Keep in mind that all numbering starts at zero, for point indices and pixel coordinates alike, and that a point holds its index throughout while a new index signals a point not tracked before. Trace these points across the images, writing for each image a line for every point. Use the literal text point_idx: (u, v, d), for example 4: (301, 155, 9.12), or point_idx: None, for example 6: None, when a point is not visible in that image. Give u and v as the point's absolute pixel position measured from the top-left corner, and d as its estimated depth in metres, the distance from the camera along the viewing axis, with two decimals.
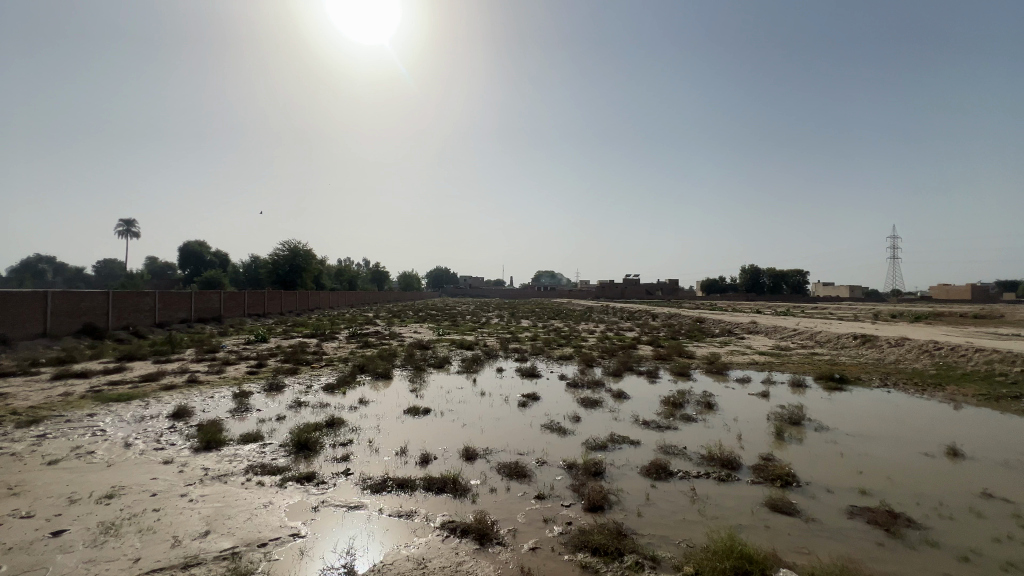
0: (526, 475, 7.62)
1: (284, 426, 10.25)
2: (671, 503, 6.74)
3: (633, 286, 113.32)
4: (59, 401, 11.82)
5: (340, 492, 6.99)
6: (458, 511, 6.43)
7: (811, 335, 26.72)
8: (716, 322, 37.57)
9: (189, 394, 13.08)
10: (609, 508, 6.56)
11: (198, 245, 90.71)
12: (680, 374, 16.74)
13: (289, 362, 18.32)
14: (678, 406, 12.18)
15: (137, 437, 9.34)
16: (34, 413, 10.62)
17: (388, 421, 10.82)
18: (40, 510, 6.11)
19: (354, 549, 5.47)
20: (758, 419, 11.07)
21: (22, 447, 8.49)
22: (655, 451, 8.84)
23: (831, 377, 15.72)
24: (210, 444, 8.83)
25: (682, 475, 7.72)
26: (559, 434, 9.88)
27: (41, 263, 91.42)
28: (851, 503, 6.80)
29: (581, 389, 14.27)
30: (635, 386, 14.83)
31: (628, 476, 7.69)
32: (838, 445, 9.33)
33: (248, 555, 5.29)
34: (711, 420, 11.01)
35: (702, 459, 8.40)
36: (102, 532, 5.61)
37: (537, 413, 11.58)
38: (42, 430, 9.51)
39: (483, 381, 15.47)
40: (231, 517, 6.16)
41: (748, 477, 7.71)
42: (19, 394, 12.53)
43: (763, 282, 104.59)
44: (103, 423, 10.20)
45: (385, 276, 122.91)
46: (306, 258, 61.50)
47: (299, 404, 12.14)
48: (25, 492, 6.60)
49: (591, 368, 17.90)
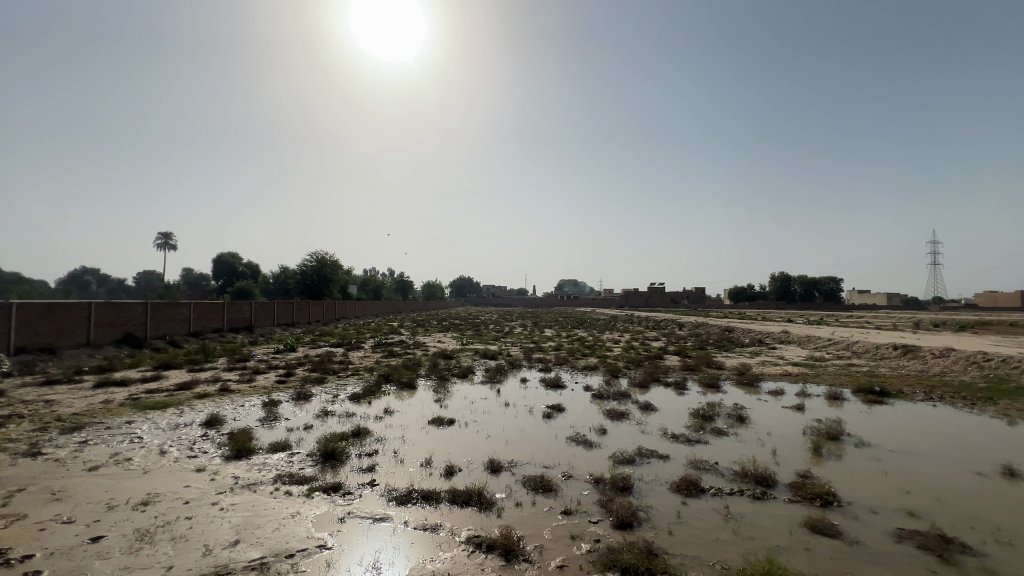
0: (552, 490, 7.47)
1: (311, 436, 10.38)
2: (703, 521, 6.50)
3: (657, 294, 111.67)
4: (101, 408, 12.33)
5: (365, 503, 7.00)
6: (484, 526, 6.34)
7: (847, 345, 25.66)
8: (746, 331, 36.40)
9: (221, 402, 13.41)
10: (638, 525, 6.37)
11: (231, 256, 94.27)
12: (709, 386, 16.27)
13: (316, 371, 18.67)
14: (708, 420, 11.79)
15: (171, 444, 9.62)
16: (77, 420, 11.03)
17: (413, 431, 10.85)
18: (81, 515, 6.31)
19: (381, 562, 5.45)
20: (794, 434, 10.63)
21: (65, 453, 8.85)
22: (686, 466, 8.56)
23: (871, 389, 15.03)
24: (241, 453, 9.00)
25: (714, 491, 7.45)
26: (585, 447, 9.70)
27: (86, 275, 96.11)
28: (898, 525, 6.41)
29: (606, 401, 14.02)
30: (662, 398, 14.47)
31: (658, 492, 7.46)
32: (882, 462, 8.86)
33: (276, 566, 5.33)
34: (743, 434, 10.61)
35: (735, 476, 8.07)
36: (138, 539, 5.74)
37: (562, 425, 11.42)
38: (84, 436, 9.90)
39: (507, 391, 15.38)
40: (260, 526, 6.23)
41: (785, 495, 7.37)
42: (63, 401, 13.06)
43: (793, 290, 102.21)
44: (140, 430, 10.54)
45: (409, 286, 124.75)
46: (333, 268, 62.94)
47: (326, 413, 12.27)
48: (67, 498, 6.83)
49: (617, 379, 17.58)
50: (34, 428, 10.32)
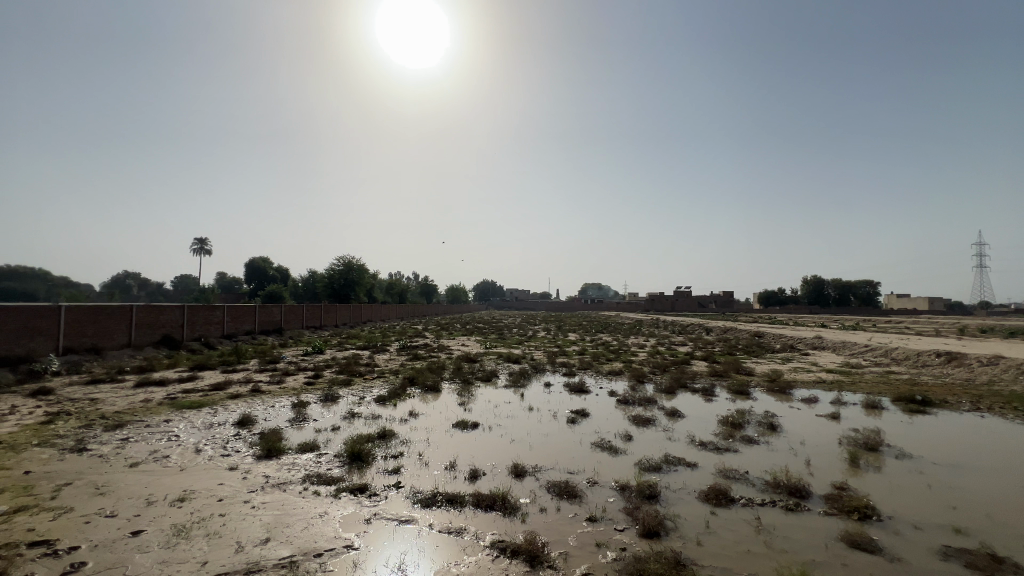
0: (577, 496, 7.40)
1: (338, 437, 10.57)
2: (733, 532, 6.31)
3: (684, 298, 109.48)
4: (141, 406, 12.86)
5: (391, 504, 7.09)
6: (508, 531, 6.32)
7: (886, 351, 24.58)
8: (776, 336, 35.26)
9: (252, 403, 13.80)
10: (665, 535, 6.24)
11: (263, 261, 97.53)
12: (739, 392, 15.84)
13: (343, 373, 19.04)
14: (737, 428, 11.47)
15: (206, 443, 9.93)
16: (119, 418, 11.54)
17: (437, 434, 10.92)
18: (123, 509, 6.58)
19: (406, 563, 5.50)
20: (829, 444, 10.24)
21: (108, 449, 9.26)
22: (715, 475, 8.34)
23: (912, 398, 14.34)
24: (271, 453, 9.25)
25: (745, 502, 7.24)
26: (610, 453, 9.57)
27: (128, 279, 100.76)
28: (943, 543, 6.09)
29: (632, 406, 13.82)
30: (690, 404, 14.16)
31: (686, 501, 7.29)
32: (925, 475, 8.44)
33: (304, 565, 5.44)
34: (775, 443, 10.29)
35: (766, 486, 7.82)
36: (175, 534, 5.95)
37: (587, 431, 11.30)
38: (125, 434, 10.34)
39: (532, 396, 15.31)
40: (290, 525, 6.37)
41: (820, 508, 7.10)
42: (106, 400, 13.67)
43: (827, 295, 98.79)
44: (177, 428, 10.94)
45: (433, 290, 126.05)
46: (359, 272, 64.11)
47: (353, 415, 12.48)
48: (110, 492, 7.15)
49: (643, 384, 17.27)
50: (81, 425, 10.85)
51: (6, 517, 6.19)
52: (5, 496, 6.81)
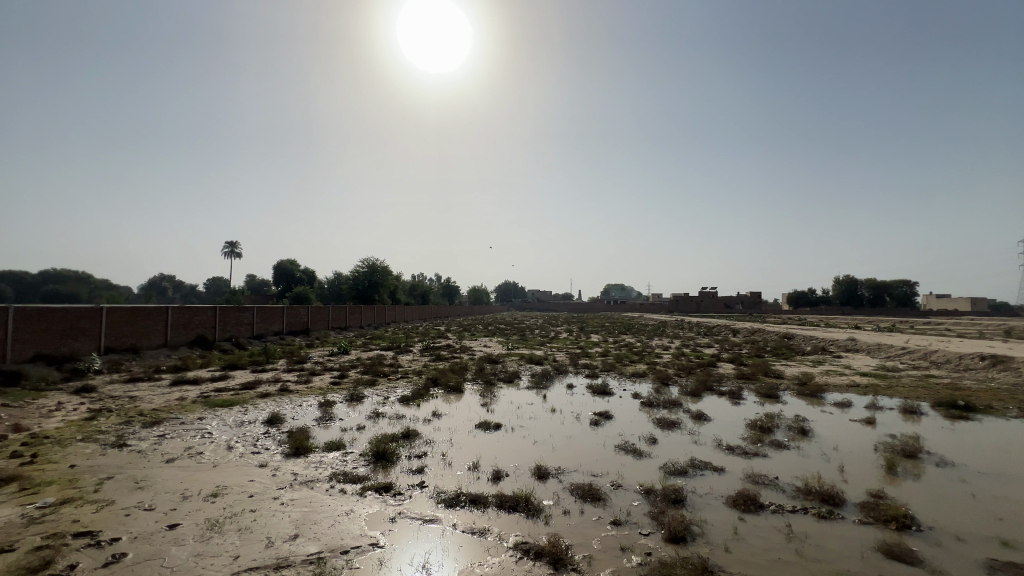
0: (601, 499, 7.33)
1: (363, 436, 10.75)
2: (763, 539, 6.15)
3: (710, 299, 107.24)
4: (176, 404, 13.34)
5: (415, 504, 7.16)
6: (531, 533, 6.30)
7: (925, 355, 23.51)
8: (807, 338, 34.17)
9: (281, 402, 14.16)
10: (692, 540, 6.12)
11: (290, 263, 100.11)
12: (767, 396, 15.44)
13: (368, 373, 19.36)
14: (766, 432, 11.16)
15: (237, 441, 10.24)
16: (156, 415, 12.01)
17: (460, 434, 10.98)
18: (160, 503, 6.84)
19: (430, 563, 5.54)
20: (864, 450, 9.88)
21: (146, 445, 9.64)
22: (742, 480, 8.14)
23: (954, 404, 13.69)
24: (299, 450, 9.48)
25: (775, 508, 7.04)
26: (634, 456, 9.45)
27: (164, 282, 104.67)
28: (989, 555, 5.80)
29: (656, 409, 13.63)
30: (716, 407, 13.87)
31: (713, 506, 7.14)
32: (968, 484, 8.05)
33: (332, 561, 5.53)
34: (806, 448, 9.98)
35: (797, 493, 7.60)
36: (209, 528, 6.15)
37: (610, 433, 11.20)
38: (162, 430, 10.76)
39: (554, 397, 15.27)
40: (317, 522, 6.51)
41: (855, 516, 6.85)
42: (144, 397, 14.24)
43: (861, 295, 95.37)
44: (210, 426, 11.32)
45: (455, 291, 127.53)
46: (383, 274, 65.18)
47: (377, 415, 12.67)
48: (148, 486, 7.44)
49: (667, 387, 16.98)
50: (121, 421, 11.33)
51: (52, 508, 6.50)
52: (51, 489, 7.15)
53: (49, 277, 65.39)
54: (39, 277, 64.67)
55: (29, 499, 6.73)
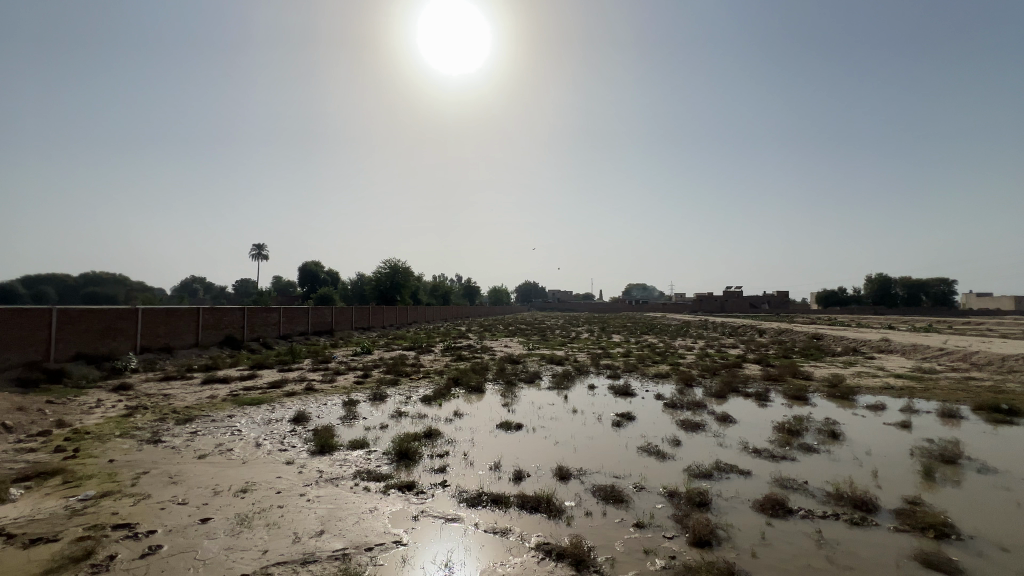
0: (623, 501, 7.25)
1: (386, 435, 10.89)
2: (792, 545, 5.98)
3: (735, 299, 105.01)
4: (207, 402, 13.79)
5: (437, 503, 7.20)
6: (553, 533, 6.28)
7: (966, 356, 22.46)
8: (837, 339, 33.06)
9: (307, 401, 14.48)
10: (717, 544, 6.00)
11: (315, 265, 102.50)
12: (796, 398, 15.03)
13: (390, 373, 19.64)
14: (794, 435, 10.86)
15: (265, 438, 10.51)
16: (189, 413, 12.44)
17: (482, 434, 11.03)
18: (193, 498, 7.07)
19: (452, 562, 5.58)
20: (899, 455, 9.51)
21: (179, 441, 9.99)
22: (770, 484, 7.93)
23: (996, 408, 13.05)
24: (324, 448, 9.67)
25: (804, 513, 6.84)
26: (657, 458, 9.32)
27: (196, 284, 108.25)
28: None
29: (680, 411, 13.39)
30: (742, 409, 13.56)
31: (739, 510, 6.98)
32: (1012, 492, 7.66)
33: (356, 558, 5.63)
34: (837, 452, 9.67)
35: (828, 498, 7.36)
36: (239, 523, 6.33)
37: (632, 434, 11.07)
38: (195, 427, 11.13)
39: (575, 398, 15.21)
40: (342, 519, 6.63)
41: (890, 523, 6.60)
42: (177, 395, 14.77)
43: (895, 294, 91.97)
44: (240, 423, 11.66)
45: (475, 292, 128.32)
46: (405, 274, 66.00)
47: (400, 414, 12.83)
48: (182, 481, 7.71)
49: (691, 388, 16.67)
50: (155, 418, 11.77)
51: (93, 500, 6.81)
52: (92, 482, 7.49)
53: (89, 280, 68.60)
54: (79, 281, 67.56)
55: (72, 492, 7.06)
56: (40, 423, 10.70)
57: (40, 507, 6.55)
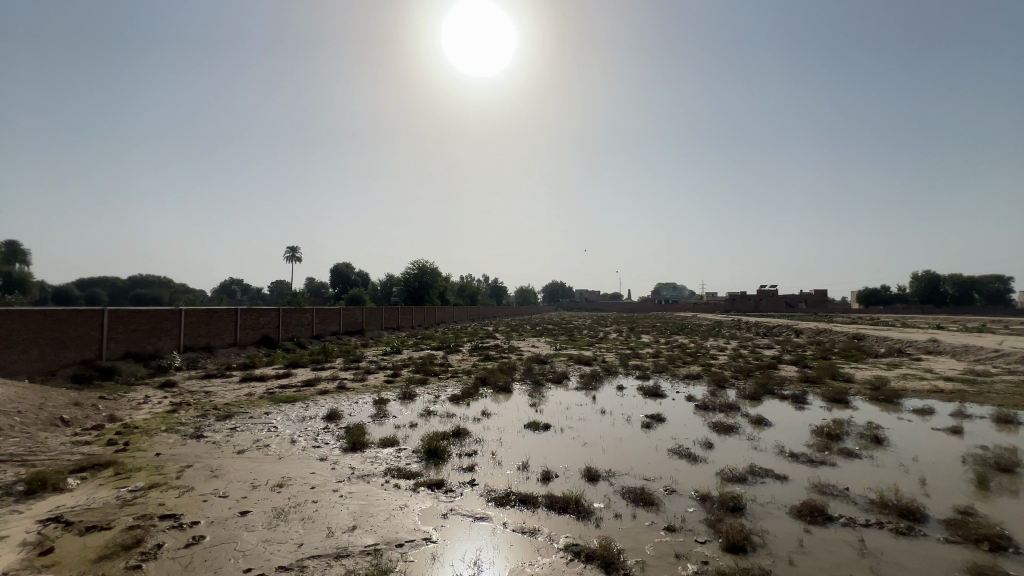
0: (653, 504, 7.14)
1: (416, 433, 11.04)
2: (833, 554, 5.74)
3: (769, 299, 101.77)
4: (245, 399, 14.33)
5: (466, 502, 7.27)
6: (582, 535, 6.24)
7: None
8: (880, 339, 31.62)
9: (339, 399, 14.86)
10: (753, 551, 5.83)
11: (346, 267, 105.17)
12: (835, 401, 14.45)
13: (419, 372, 19.95)
14: (834, 440, 10.42)
15: (300, 435, 10.83)
16: (228, 409, 12.95)
17: (509, 434, 11.06)
18: (233, 491, 7.36)
19: (481, 561, 5.61)
20: (949, 462, 9.01)
21: (219, 437, 10.42)
22: (808, 490, 7.65)
23: None
24: (356, 445, 9.90)
25: (846, 521, 6.57)
26: (688, 461, 9.12)
27: (234, 286, 112.68)
28: None
29: (711, 413, 13.09)
30: (778, 412, 13.14)
31: (775, 516, 6.76)
32: None
33: (387, 553, 5.74)
34: (880, 458, 9.24)
35: (871, 506, 7.04)
36: (276, 516, 6.54)
37: (663, 436, 10.88)
38: (234, 423, 11.58)
39: (603, 398, 15.10)
40: (374, 515, 6.76)
41: (940, 534, 6.26)
42: (218, 392, 15.40)
43: (943, 292, 87.32)
44: (276, 420, 12.05)
45: (502, 292, 128.84)
46: (433, 275, 66.90)
47: (429, 413, 12.99)
48: (223, 475, 8.04)
49: (724, 390, 16.24)
50: (198, 414, 12.30)
51: (142, 491, 7.18)
52: (141, 474, 7.90)
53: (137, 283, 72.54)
54: (127, 283, 71.15)
55: (123, 483, 7.47)
56: (94, 417, 11.36)
57: (94, 496, 6.95)
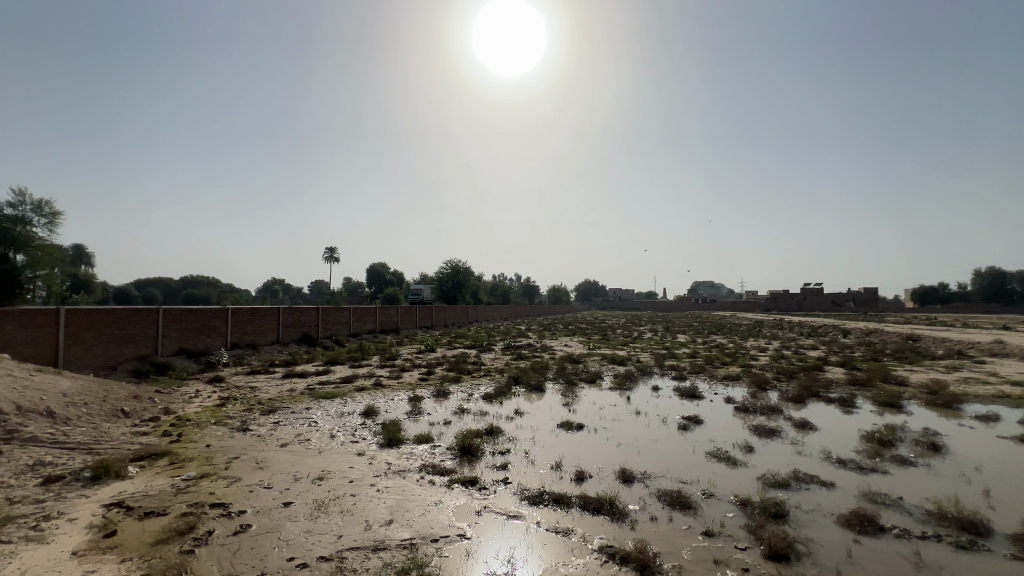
0: (691, 508, 6.96)
1: (450, 431, 11.18)
2: (885, 567, 5.44)
3: (814, 298, 97.32)
4: (287, 395, 14.90)
5: (499, 500, 7.30)
6: (617, 537, 6.16)
7: None
8: (939, 339, 29.68)
9: (375, 396, 15.23)
10: (797, 559, 5.59)
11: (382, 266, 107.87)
12: (887, 404, 13.68)
13: (453, 370, 20.21)
14: (886, 446, 9.86)
15: (338, 430, 11.18)
16: (271, 404, 13.51)
17: (543, 433, 11.04)
18: (277, 483, 7.67)
19: (514, 559, 5.63)
20: (1017, 473, 8.35)
21: (264, 430, 10.88)
22: (858, 499, 7.27)
23: None
24: (392, 441, 10.13)
25: (899, 532, 6.21)
26: (728, 465, 8.84)
27: (277, 286, 117.64)
28: None
29: (752, 415, 12.64)
30: (824, 415, 12.53)
31: (821, 524, 6.46)
32: None
33: (422, 548, 5.84)
34: (938, 467, 8.68)
35: (928, 517, 6.62)
36: (316, 508, 6.78)
37: (700, 438, 10.60)
38: (277, 418, 12.08)
39: (638, 399, 14.84)
40: (410, 510, 6.90)
41: (1006, 550, 5.82)
42: (262, 388, 16.08)
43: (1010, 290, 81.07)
44: (316, 415, 12.47)
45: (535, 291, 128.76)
46: (466, 275, 67.61)
47: (462, 411, 13.14)
48: (267, 467, 8.39)
49: (765, 392, 15.64)
50: (244, 408, 12.89)
51: (194, 481, 7.59)
52: (193, 464, 8.34)
53: (189, 283, 76.79)
54: (179, 284, 75.33)
55: (177, 472, 7.91)
56: (150, 409, 12.09)
57: (152, 484, 7.40)
